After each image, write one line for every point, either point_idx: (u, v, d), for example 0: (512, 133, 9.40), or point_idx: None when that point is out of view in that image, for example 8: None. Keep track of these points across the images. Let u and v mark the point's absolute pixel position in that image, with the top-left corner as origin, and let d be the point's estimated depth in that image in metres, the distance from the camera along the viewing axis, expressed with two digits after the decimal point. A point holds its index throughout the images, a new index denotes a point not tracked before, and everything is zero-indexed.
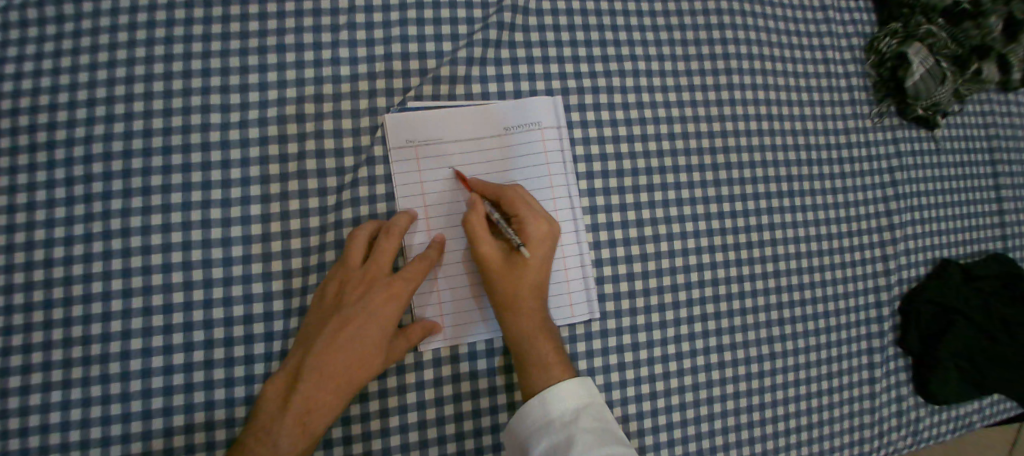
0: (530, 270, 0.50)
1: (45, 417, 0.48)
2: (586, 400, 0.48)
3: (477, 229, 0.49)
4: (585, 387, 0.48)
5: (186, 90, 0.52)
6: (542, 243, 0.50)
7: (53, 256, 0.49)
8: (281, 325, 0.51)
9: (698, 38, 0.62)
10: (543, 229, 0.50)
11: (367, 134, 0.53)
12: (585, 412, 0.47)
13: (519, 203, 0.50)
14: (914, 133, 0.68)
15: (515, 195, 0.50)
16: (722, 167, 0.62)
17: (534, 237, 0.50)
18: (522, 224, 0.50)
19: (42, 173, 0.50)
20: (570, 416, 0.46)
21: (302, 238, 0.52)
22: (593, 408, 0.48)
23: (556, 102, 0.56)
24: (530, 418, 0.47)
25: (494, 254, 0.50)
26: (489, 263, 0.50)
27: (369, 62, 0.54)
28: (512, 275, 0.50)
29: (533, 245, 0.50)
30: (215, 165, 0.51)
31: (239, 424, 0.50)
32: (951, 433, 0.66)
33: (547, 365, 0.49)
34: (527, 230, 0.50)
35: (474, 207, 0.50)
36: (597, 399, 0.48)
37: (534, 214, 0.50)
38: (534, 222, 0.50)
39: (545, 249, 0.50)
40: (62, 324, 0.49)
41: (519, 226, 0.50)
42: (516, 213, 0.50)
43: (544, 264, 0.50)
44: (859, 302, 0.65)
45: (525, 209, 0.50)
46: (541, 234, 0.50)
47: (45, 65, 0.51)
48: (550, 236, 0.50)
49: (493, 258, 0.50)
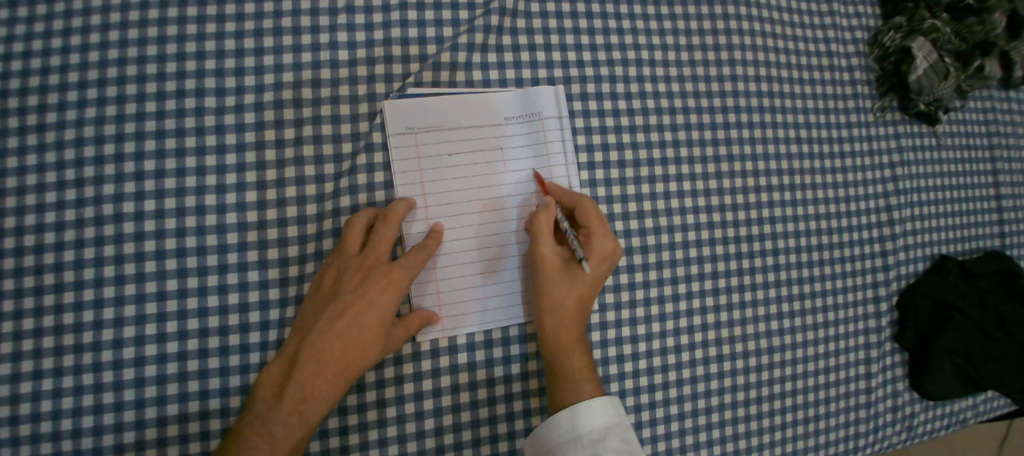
0: (587, 283, 0.50)
1: (36, 405, 0.47)
2: (614, 420, 0.47)
3: (545, 232, 0.49)
4: (614, 407, 0.48)
5: (179, 73, 0.51)
6: (605, 260, 0.50)
7: (43, 241, 0.48)
8: (278, 314, 0.51)
9: (702, 28, 0.61)
10: (610, 247, 0.50)
11: (366, 121, 0.52)
12: (612, 432, 0.47)
13: (593, 219, 0.50)
14: (915, 129, 0.68)
15: (590, 210, 0.51)
16: (724, 159, 0.61)
17: (599, 253, 0.49)
18: (591, 238, 0.50)
19: (32, 157, 0.49)
20: (599, 434, 0.46)
21: (299, 226, 0.51)
22: (620, 428, 0.47)
23: (557, 90, 0.55)
24: (558, 429, 0.47)
25: (554, 259, 0.50)
26: (545, 265, 0.50)
27: (367, 47, 0.53)
28: (569, 284, 0.50)
29: (596, 261, 0.49)
30: (209, 149, 0.50)
31: (234, 414, 0.50)
32: (946, 428, 0.67)
33: (579, 377, 0.49)
34: (593, 244, 0.50)
35: (546, 211, 0.50)
36: (625, 419, 0.48)
37: (604, 232, 0.50)
38: (602, 240, 0.50)
39: (606, 267, 0.50)
40: (54, 311, 0.48)
41: (587, 240, 0.50)
42: (587, 226, 0.50)
43: (601, 281, 0.50)
44: (858, 297, 0.65)
45: (598, 225, 0.50)
46: (606, 252, 0.50)
47: (35, 46, 0.49)
48: (614, 255, 0.50)
49: (553, 262, 0.50)
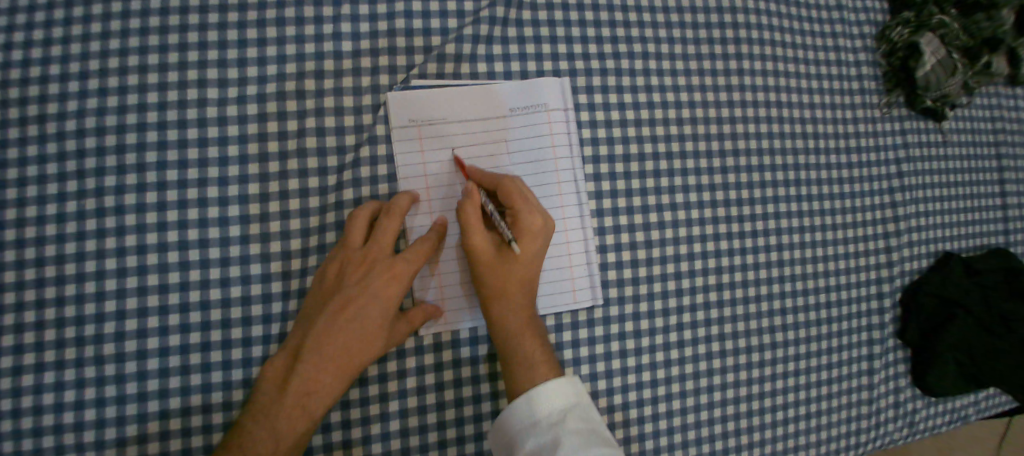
0: (523, 265, 0.49)
1: (38, 398, 0.47)
2: (575, 400, 0.47)
3: (471, 218, 0.48)
4: (574, 387, 0.48)
5: (181, 64, 0.50)
6: (536, 237, 0.48)
7: (45, 233, 0.48)
8: (280, 307, 0.50)
9: (709, 21, 0.61)
10: (538, 223, 0.48)
11: (369, 113, 0.52)
12: (573, 413, 0.47)
13: (515, 195, 0.48)
14: (922, 125, 0.68)
15: (511, 187, 0.48)
16: (730, 154, 0.61)
17: (528, 231, 0.48)
18: (517, 217, 0.48)
19: (33, 148, 0.48)
20: (557, 417, 0.46)
21: (302, 219, 0.51)
22: (581, 409, 0.47)
23: (563, 82, 0.55)
24: (516, 416, 0.47)
25: (486, 246, 0.49)
26: (480, 255, 0.49)
27: (371, 38, 0.52)
28: (505, 270, 0.49)
29: (527, 239, 0.48)
30: (211, 141, 0.50)
31: (237, 407, 0.49)
32: (946, 425, 0.67)
33: (534, 361, 0.49)
34: (522, 223, 0.48)
35: (469, 196, 0.48)
36: (586, 400, 0.48)
37: (530, 209, 0.48)
38: (529, 217, 0.48)
39: (539, 244, 0.49)
40: (55, 303, 0.48)
41: (515, 219, 0.48)
42: (511, 205, 0.48)
43: (537, 259, 0.49)
44: (862, 294, 0.64)
45: (523, 202, 0.48)
46: (535, 228, 0.48)
47: (35, 35, 0.49)
48: (544, 231, 0.49)
49: (486, 250, 0.49)
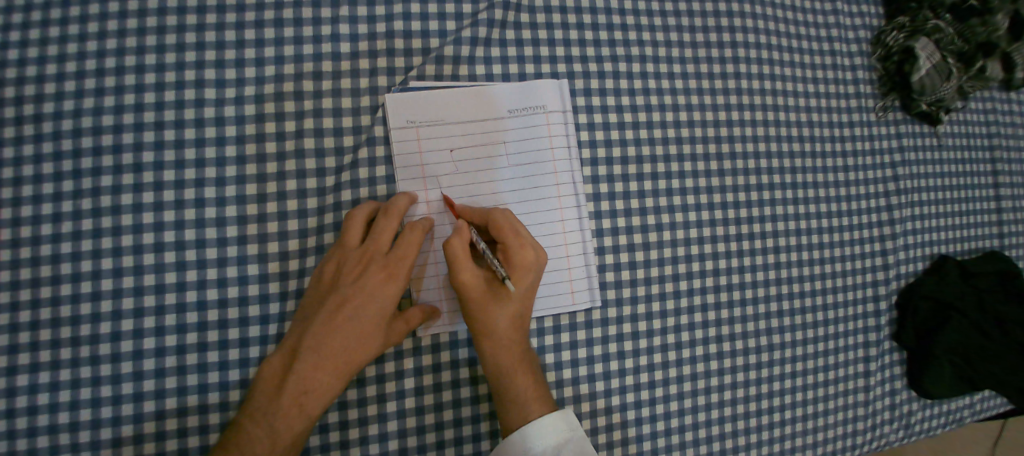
0: (514, 302, 0.48)
1: (33, 398, 0.47)
2: (568, 435, 0.48)
3: (461, 257, 0.47)
4: (567, 422, 0.48)
5: (179, 64, 0.50)
6: (528, 272, 0.48)
7: (41, 233, 0.48)
8: (277, 308, 0.50)
9: (705, 24, 0.61)
10: (529, 258, 0.48)
11: (368, 114, 0.52)
12: (566, 448, 0.48)
13: (507, 232, 0.48)
14: (917, 129, 0.68)
15: (502, 222, 0.49)
16: (726, 156, 0.61)
17: (519, 266, 0.48)
18: (509, 253, 0.48)
19: (29, 147, 0.48)
20: (551, 453, 0.47)
21: (299, 219, 0.51)
22: (574, 441, 0.48)
23: (561, 84, 0.55)
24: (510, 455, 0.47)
25: (478, 285, 0.48)
26: (469, 292, 0.48)
27: (369, 39, 0.52)
28: (497, 309, 0.48)
29: (518, 274, 0.48)
30: (208, 141, 0.50)
31: (233, 408, 0.49)
32: (942, 427, 0.67)
33: (527, 398, 0.49)
34: (513, 259, 0.48)
35: (459, 234, 0.47)
36: (579, 433, 0.49)
37: (521, 243, 0.48)
38: (521, 251, 0.48)
39: (530, 279, 0.49)
40: (50, 303, 0.47)
41: (506, 255, 0.49)
42: (503, 241, 0.49)
43: (528, 295, 0.49)
44: (857, 296, 0.65)
45: (514, 237, 0.48)
46: (527, 264, 0.48)
47: (33, 35, 0.49)
48: (536, 266, 0.49)
49: (476, 287, 0.48)
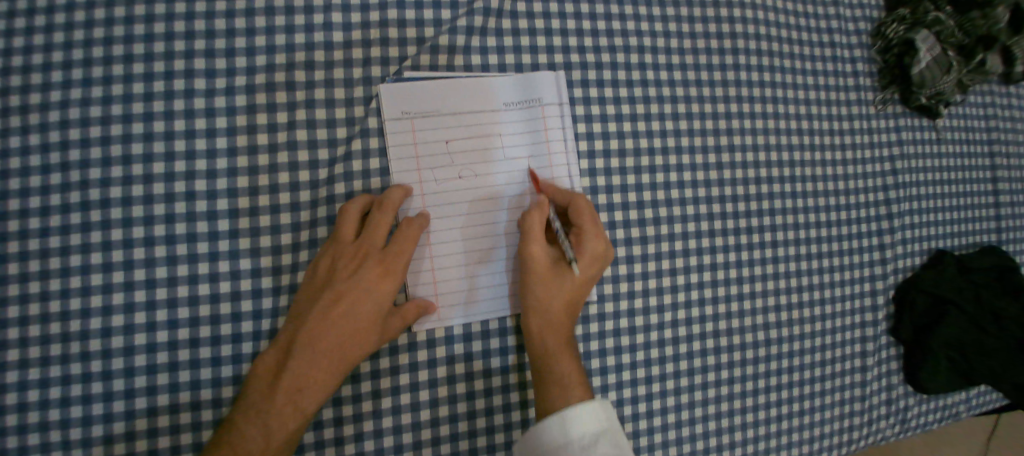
0: (576, 284, 0.50)
1: (23, 395, 0.46)
2: (606, 424, 0.46)
3: (535, 228, 0.49)
4: (606, 410, 0.47)
5: (168, 54, 0.49)
6: (596, 262, 0.50)
7: (28, 227, 0.47)
8: (270, 303, 0.49)
9: (706, 15, 0.60)
10: (601, 249, 0.50)
11: (361, 105, 0.51)
12: (604, 438, 0.46)
13: (585, 218, 0.50)
14: (917, 123, 0.68)
15: (583, 208, 0.50)
16: (725, 149, 0.60)
17: (590, 254, 0.49)
18: (583, 238, 0.50)
19: (15, 139, 0.47)
20: (588, 440, 0.45)
21: (292, 213, 0.50)
22: (612, 433, 0.46)
23: (558, 76, 0.54)
24: (546, 437, 0.46)
25: (544, 258, 0.50)
26: (536, 265, 0.49)
27: (362, 29, 0.51)
28: (557, 285, 0.50)
29: (587, 262, 0.49)
30: (199, 133, 0.49)
31: (227, 404, 0.49)
32: (938, 421, 0.67)
33: (567, 376, 0.49)
34: (584, 245, 0.49)
35: (539, 206, 0.50)
36: (618, 425, 0.47)
37: (596, 234, 0.50)
38: (593, 241, 0.50)
39: (596, 269, 0.50)
40: (39, 299, 0.47)
41: (579, 240, 0.50)
42: (579, 225, 0.50)
43: (590, 282, 0.50)
44: (855, 290, 0.64)
45: (591, 226, 0.50)
46: (596, 254, 0.50)
47: (18, 24, 0.47)
48: (603, 258, 0.50)
49: (543, 262, 0.50)
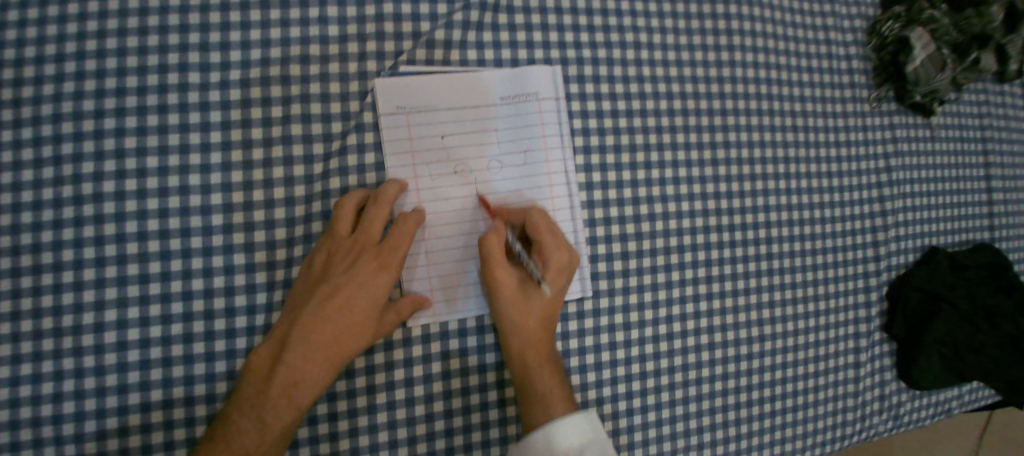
0: (546, 301, 0.50)
1: (14, 390, 0.46)
2: (592, 436, 0.48)
3: (497, 254, 0.48)
4: (591, 422, 0.49)
5: (160, 46, 0.49)
6: (562, 274, 0.50)
7: (19, 221, 0.46)
8: (265, 298, 0.49)
9: (701, 12, 0.60)
10: (565, 258, 0.50)
11: (356, 100, 0.51)
12: (590, 450, 0.48)
13: (544, 233, 0.51)
14: (910, 120, 0.68)
15: (540, 223, 0.51)
16: (721, 145, 0.61)
17: (555, 266, 0.50)
18: (545, 253, 0.50)
19: (6, 133, 0.47)
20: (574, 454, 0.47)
21: (286, 208, 0.50)
22: (598, 445, 0.48)
23: (555, 71, 0.54)
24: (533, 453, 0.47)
25: (511, 280, 0.49)
26: (503, 288, 0.49)
27: (357, 23, 0.51)
28: (527, 303, 0.50)
29: (553, 274, 0.50)
30: (192, 127, 0.49)
31: (220, 400, 0.49)
32: (931, 417, 0.68)
33: (550, 394, 0.49)
34: (549, 258, 0.50)
35: (495, 230, 0.49)
36: (603, 436, 0.49)
37: (558, 245, 0.51)
38: (557, 252, 0.50)
39: (563, 279, 0.50)
40: (31, 293, 0.46)
41: (541, 255, 0.50)
42: (539, 240, 0.51)
43: (560, 295, 0.51)
44: (849, 286, 0.65)
45: (551, 238, 0.51)
46: (561, 264, 0.50)
47: (8, 16, 0.47)
48: (569, 266, 0.51)
49: (511, 285, 0.49)
